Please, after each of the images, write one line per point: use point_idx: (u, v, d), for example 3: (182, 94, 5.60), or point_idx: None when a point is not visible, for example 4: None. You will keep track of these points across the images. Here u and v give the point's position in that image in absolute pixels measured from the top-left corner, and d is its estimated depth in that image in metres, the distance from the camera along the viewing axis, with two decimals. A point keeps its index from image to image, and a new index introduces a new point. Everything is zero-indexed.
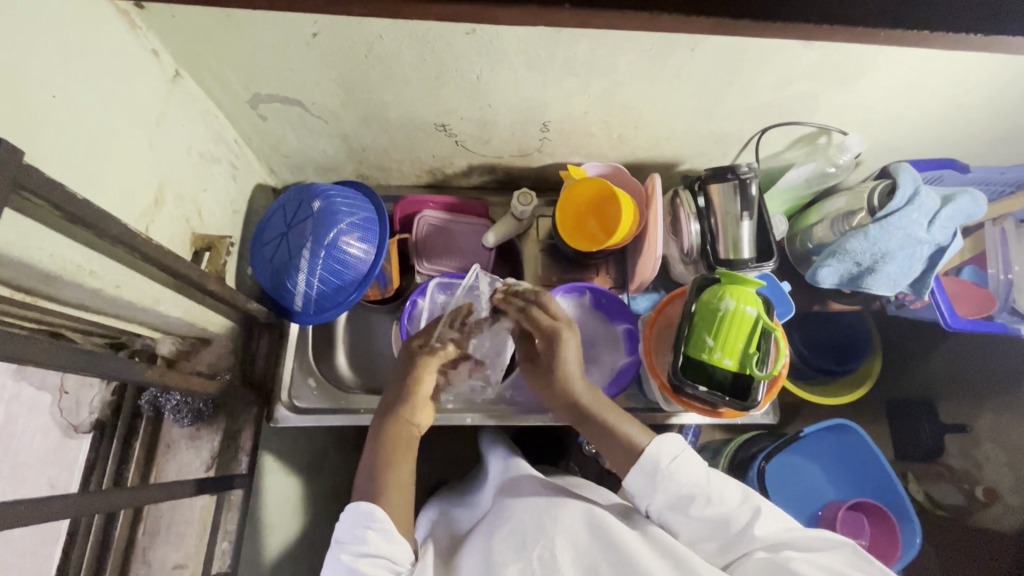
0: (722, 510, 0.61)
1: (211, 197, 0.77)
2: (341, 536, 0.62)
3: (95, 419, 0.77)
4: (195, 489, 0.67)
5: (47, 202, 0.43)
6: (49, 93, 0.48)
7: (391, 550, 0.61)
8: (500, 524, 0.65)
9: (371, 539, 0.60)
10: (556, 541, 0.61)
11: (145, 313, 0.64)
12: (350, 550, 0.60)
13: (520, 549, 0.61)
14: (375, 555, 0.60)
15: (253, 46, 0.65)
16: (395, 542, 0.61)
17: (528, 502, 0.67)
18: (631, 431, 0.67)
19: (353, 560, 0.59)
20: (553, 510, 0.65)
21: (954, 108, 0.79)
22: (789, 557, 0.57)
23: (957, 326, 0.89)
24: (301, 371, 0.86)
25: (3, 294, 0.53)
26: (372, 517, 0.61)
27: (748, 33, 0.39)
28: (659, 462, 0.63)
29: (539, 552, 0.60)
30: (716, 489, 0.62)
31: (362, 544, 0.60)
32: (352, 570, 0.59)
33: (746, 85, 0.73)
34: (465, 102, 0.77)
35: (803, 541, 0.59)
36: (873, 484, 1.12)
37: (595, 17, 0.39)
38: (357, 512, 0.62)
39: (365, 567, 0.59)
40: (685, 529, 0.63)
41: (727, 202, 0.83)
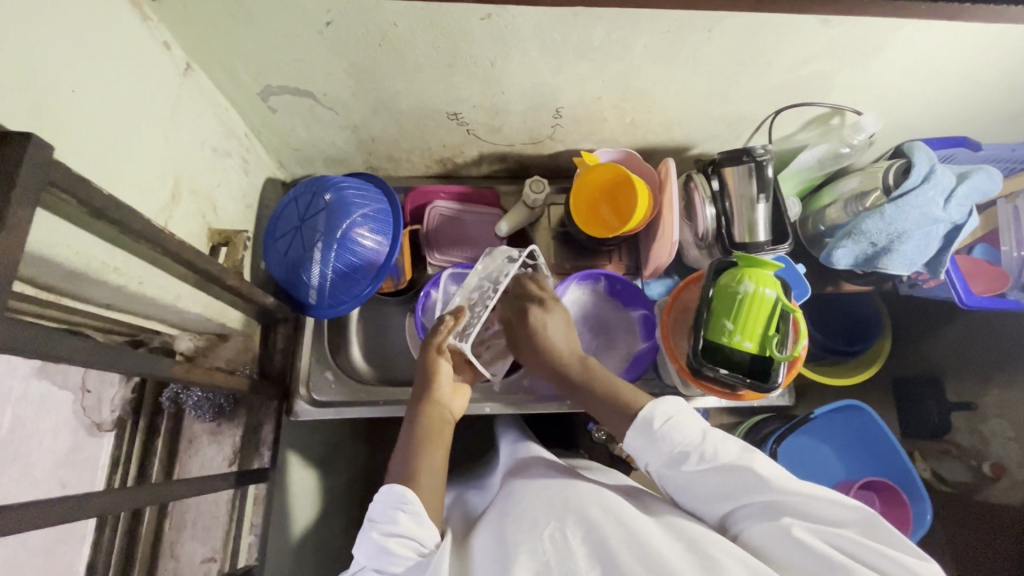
0: (717, 464, 0.60)
1: (224, 191, 0.76)
2: (371, 519, 0.62)
3: (117, 416, 0.76)
4: (221, 485, 0.66)
5: (73, 198, 0.42)
6: (67, 88, 0.48)
7: (420, 533, 0.60)
8: (513, 509, 0.62)
9: (402, 518, 0.60)
10: (569, 522, 0.57)
11: (165, 309, 0.63)
12: (380, 529, 0.60)
13: (531, 531, 0.57)
14: (405, 535, 0.59)
15: (267, 37, 0.64)
16: (423, 526, 0.61)
17: (542, 487, 0.65)
18: (630, 396, 0.70)
19: (382, 538, 0.58)
20: (566, 494, 0.62)
21: (969, 83, 0.78)
22: (792, 524, 0.54)
23: (971, 305, 0.90)
24: (319, 365, 0.88)
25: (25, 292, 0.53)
26: (405, 497, 0.62)
27: None
28: (652, 422, 0.64)
29: (550, 532, 0.56)
30: (713, 445, 0.61)
31: (392, 524, 0.60)
32: (382, 549, 0.58)
33: (761, 66, 0.73)
34: (478, 89, 0.76)
35: (812, 504, 0.55)
36: (885, 464, 1.13)
37: None
38: (389, 495, 0.63)
39: (396, 546, 0.58)
40: (688, 488, 0.62)
41: (742, 185, 0.83)
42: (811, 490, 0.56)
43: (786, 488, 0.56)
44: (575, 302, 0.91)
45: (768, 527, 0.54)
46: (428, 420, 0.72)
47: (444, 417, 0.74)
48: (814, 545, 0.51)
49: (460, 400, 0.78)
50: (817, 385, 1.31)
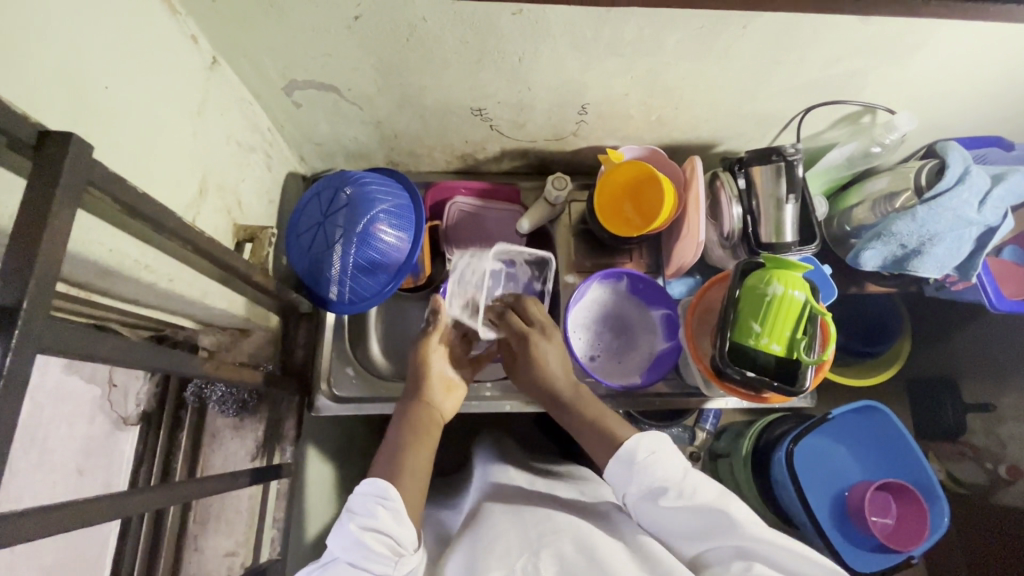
0: (694, 507, 0.58)
1: (249, 186, 0.76)
2: (349, 508, 0.60)
3: (142, 411, 0.78)
4: (246, 481, 0.67)
5: (110, 197, 0.42)
6: (101, 84, 0.47)
7: (398, 531, 0.58)
8: (485, 534, 0.61)
9: (382, 515, 0.58)
10: (542, 555, 0.56)
11: (192, 305, 0.63)
12: (358, 521, 0.58)
13: (503, 559, 0.56)
14: (382, 531, 0.57)
15: (294, 30, 0.63)
16: (403, 524, 0.59)
17: (515, 516, 0.64)
18: (617, 426, 0.69)
19: (359, 531, 0.57)
20: (541, 526, 0.61)
21: (1010, 82, 0.76)
22: (761, 573, 0.52)
23: (1003, 308, 0.88)
24: (340, 361, 0.87)
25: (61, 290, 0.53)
26: (387, 492, 0.60)
27: None
28: (635, 453, 0.63)
29: (522, 564, 0.55)
30: (692, 483, 0.60)
31: (371, 518, 0.58)
32: (358, 542, 0.56)
33: (796, 63, 0.71)
34: (504, 85, 0.75)
35: (783, 555, 0.54)
36: (903, 468, 1.12)
37: None
38: (370, 488, 0.61)
39: (372, 541, 0.56)
40: (662, 526, 0.61)
41: (770, 184, 0.81)
42: (782, 542, 0.54)
43: (759, 538, 0.55)
44: (595, 301, 0.90)
45: (736, 573, 0.53)
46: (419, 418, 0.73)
47: (434, 418, 0.74)
48: None
49: (452, 401, 0.79)
50: (835, 385, 1.30)
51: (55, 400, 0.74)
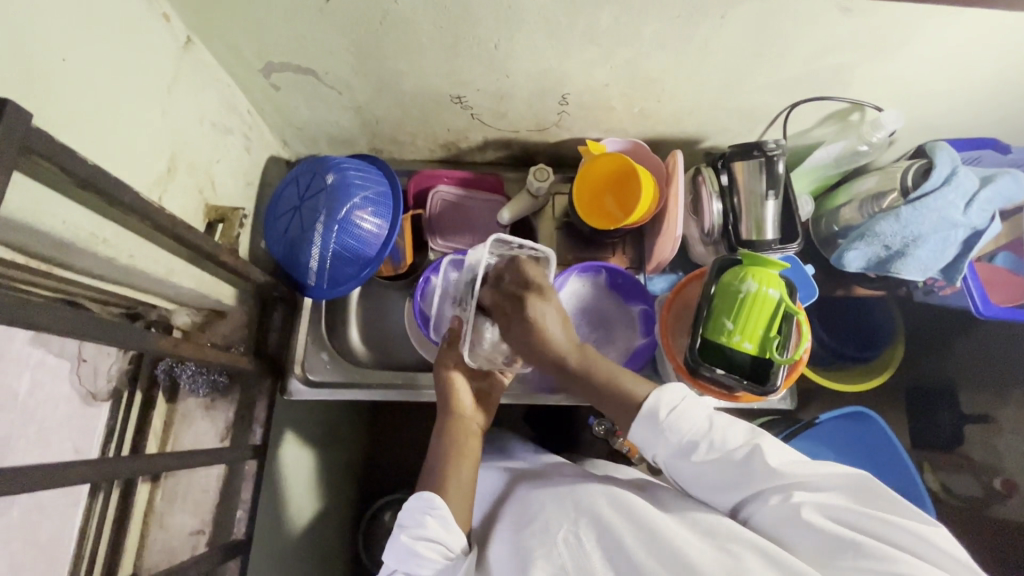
0: (729, 453, 0.58)
1: (224, 167, 0.76)
2: (400, 521, 0.63)
3: (114, 388, 0.74)
4: (210, 460, 0.67)
5: (57, 167, 0.42)
6: (58, 56, 0.47)
7: (447, 537, 0.61)
8: (527, 516, 0.62)
9: (433, 524, 0.61)
10: (582, 525, 0.58)
11: (158, 283, 0.64)
12: (410, 532, 0.60)
13: (544, 536, 0.58)
14: (433, 539, 0.60)
15: (269, 11, 0.63)
16: (453, 532, 0.62)
17: (553, 493, 0.64)
18: (633, 385, 0.67)
19: (412, 541, 0.59)
20: (576, 494, 0.62)
21: (999, 81, 0.74)
22: (801, 502, 0.53)
23: (988, 314, 0.86)
24: (314, 346, 0.88)
25: (16, 261, 0.53)
26: (434, 503, 0.62)
27: None
28: (656, 413, 0.62)
29: (564, 536, 0.57)
30: (720, 432, 0.60)
31: (420, 527, 0.61)
32: (411, 552, 0.59)
33: (777, 56, 0.70)
34: (483, 72, 0.75)
35: (812, 479, 0.55)
36: (889, 471, 1.09)
37: None
38: (417, 500, 0.63)
39: (424, 550, 0.59)
40: (696, 477, 0.60)
41: (751, 180, 0.80)
42: (813, 469, 0.56)
43: (794, 472, 0.56)
44: (574, 294, 0.90)
45: (779, 509, 0.54)
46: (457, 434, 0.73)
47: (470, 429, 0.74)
48: (824, 526, 0.51)
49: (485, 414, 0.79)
50: (824, 390, 1.28)
51: None
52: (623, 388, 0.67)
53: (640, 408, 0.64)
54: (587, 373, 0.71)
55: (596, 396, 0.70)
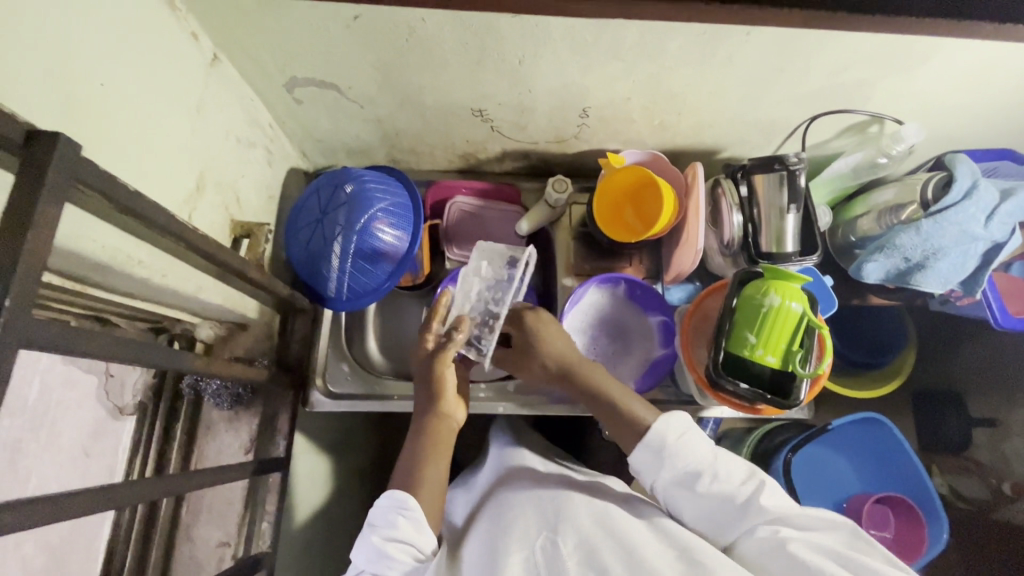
0: (725, 488, 0.59)
1: (248, 182, 0.76)
2: (371, 521, 0.61)
3: (138, 401, 0.78)
4: (238, 475, 0.67)
5: (100, 196, 0.42)
6: (97, 81, 0.48)
7: (418, 539, 0.59)
8: (507, 517, 0.62)
9: (404, 525, 0.60)
10: (561, 531, 0.57)
11: (188, 300, 0.64)
12: (380, 533, 0.59)
13: (523, 539, 0.57)
14: (403, 540, 0.59)
15: (296, 29, 0.63)
16: (423, 533, 0.60)
17: (535, 500, 0.64)
18: (637, 406, 0.68)
19: (382, 542, 0.58)
20: (557, 505, 0.62)
21: (1020, 96, 0.74)
22: (790, 540, 0.54)
23: (1007, 326, 0.87)
24: (336, 357, 0.89)
25: (59, 282, 0.53)
26: (407, 503, 0.61)
27: None
28: (664, 439, 0.62)
29: (542, 542, 0.56)
30: (723, 465, 0.60)
31: (392, 529, 0.59)
32: (381, 553, 0.57)
33: (801, 71, 0.70)
34: (505, 86, 0.75)
35: (803, 520, 0.56)
36: (898, 479, 1.10)
37: None
38: (389, 500, 0.62)
39: (393, 551, 0.57)
40: (691, 508, 0.61)
41: (772, 193, 0.80)
42: (807, 512, 0.56)
43: (787, 512, 0.56)
44: (593, 305, 0.90)
45: (769, 544, 0.54)
46: (433, 431, 0.70)
47: (451, 428, 0.72)
48: (812, 563, 0.51)
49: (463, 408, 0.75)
50: (836, 396, 1.29)
51: (62, 384, 0.73)
52: (627, 407, 0.69)
53: (644, 435, 0.64)
54: (594, 390, 0.72)
55: (603, 412, 0.71)
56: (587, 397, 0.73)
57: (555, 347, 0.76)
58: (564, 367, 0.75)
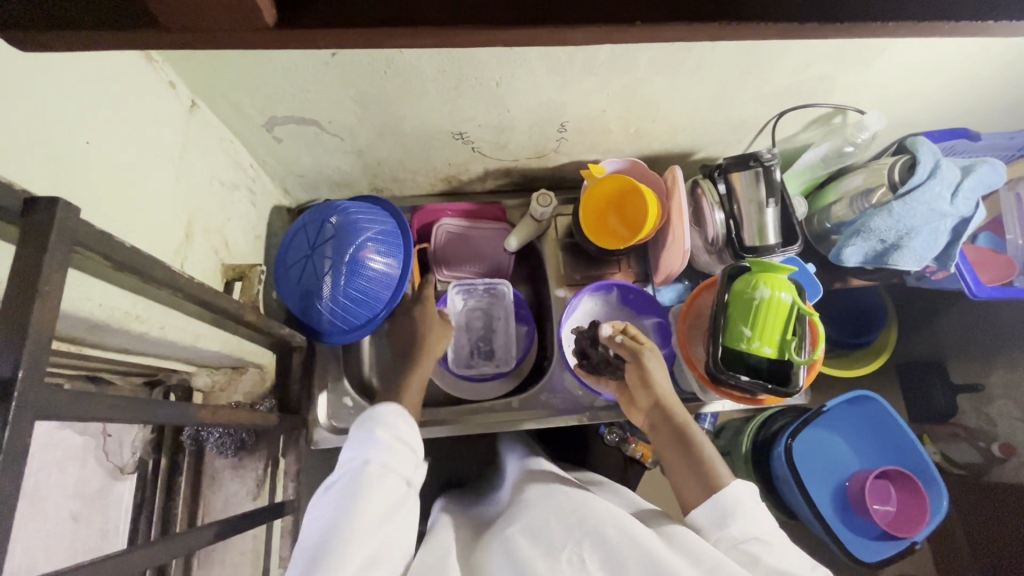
0: None
1: (235, 225, 0.76)
2: (370, 417, 0.64)
3: (138, 458, 0.77)
4: (251, 523, 0.66)
5: (99, 255, 0.41)
6: (82, 139, 0.47)
7: (415, 446, 0.63)
8: (525, 525, 0.59)
9: (406, 430, 0.63)
10: (586, 545, 0.54)
11: (185, 350, 0.63)
12: (386, 430, 0.62)
13: (546, 553, 0.54)
14: (404, 443, 0.62)
15: (275, 70, 0.63)
16: (419, 444, 0.64)
17: (554, 504, 0.61)
18: (717, 466, 0.64)
19: (387, 438, 0.61)
20: (578, 511, 0.58)
21: (968, 79, 0.79)
22: None
23: (982, 295, 0.90)
24: (337, 393, 0.86)
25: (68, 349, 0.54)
26: (409, 417, 0.65)
27: (833, 36, 0.38)
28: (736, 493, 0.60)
29: (567, 555, 0.54)
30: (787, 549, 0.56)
31: (396, 429, 0.62)
32: (385, 445, 0.60)
33: (766, 72, 0.73)
34: (483, 108, 0.76)
35: None
36: (898, 455, 1.12)
37: (662, 32, 0.38)
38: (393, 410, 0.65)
39: (397, 448, 0.61)
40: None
41: (749, 190, 0.83)
42: None
43: None
44: (588, 313, 0.91)
45: None
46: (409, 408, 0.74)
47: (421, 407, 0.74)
48: None
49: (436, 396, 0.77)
50: (826, 378, 1.32)
51: None
52: (704, 463, 0.65)
53: (712, 494, 0.61)
54: (676, 440, 0.68)
55: (675, 460, 0.67)
56: (666, 444, 0.69)
57: (659, 386, 0.71)
58: (659, 406, 0.70)
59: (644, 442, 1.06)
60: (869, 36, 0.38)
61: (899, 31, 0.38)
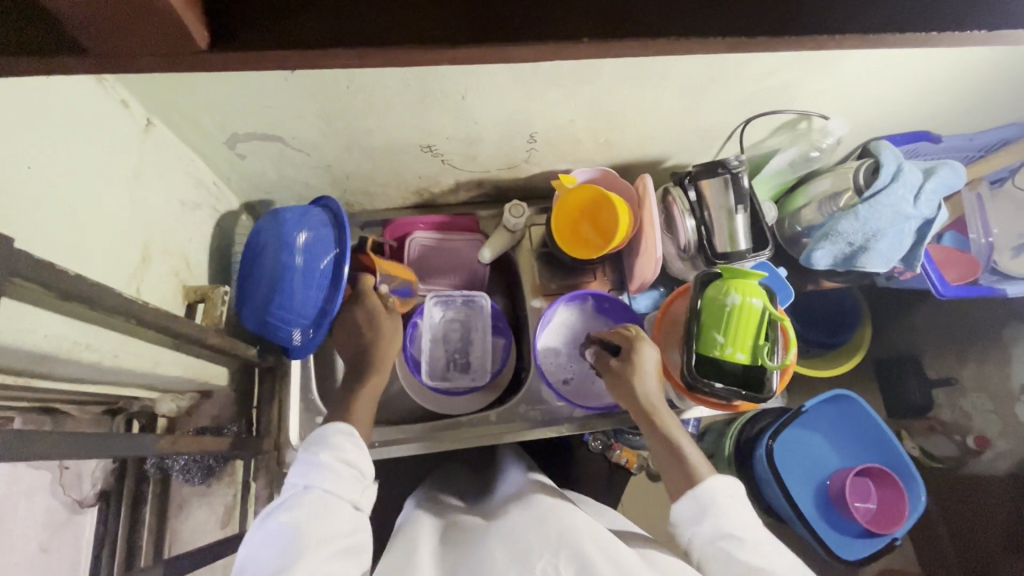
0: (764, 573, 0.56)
1: (196, 245, 0.74)
2: (310, 445, 0.62)
3: (99, 490, 0.73)
4: (218, 554, 0.64)
5: (40, 286, 0.39)
6: (23, 164, 0.45)
7: (360, 462, 0.61)
8: (504, 540, 0.57)
9: (349, 448, 0.61)
10: (563, 557, 0.53)
11: (145, 377, 0.61)
12: (328, 452, 0.60)
13: (523, 562, 0.53)
14: (348, 461, 0.60)
15: (234, 88, 0.62)
16: (364, 456, 0.62)
17: (535, 519, 0.60)
18: (698, 461, 0.64)
19: (329, 460, 0.59)
20: (559, 527, 0.57)
21: (926, 85, 0.81)
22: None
23: (948, 294, 0.92)
24: (308, 414, 0.80)
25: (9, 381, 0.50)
26: (352, 432, 0.63)
27: (782, 49, 0.39)
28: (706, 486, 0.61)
29: (543, 566, 0.53)
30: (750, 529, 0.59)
31: (339, 450, 0.61)
32: (323, 466, 0.58)
33: (729, 81, 0.74)
34: (450, 121, 0.75)
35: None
36: (876, 451, 1.13)
37: (615, 49, 0.38)
38: (332, 430, 0.63)
39: (339, 468, 0.59)
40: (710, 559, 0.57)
41: (720, 197, 0.83)
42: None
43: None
44: (564, 324, 0.90)
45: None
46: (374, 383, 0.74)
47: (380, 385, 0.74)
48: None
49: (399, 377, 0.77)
50: (804, 378, 1.34)
51: None
52: (686, 458, 0.65)
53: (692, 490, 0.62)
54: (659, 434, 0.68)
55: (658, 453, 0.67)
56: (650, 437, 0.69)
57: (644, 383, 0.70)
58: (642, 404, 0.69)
59: (626, 448, 1.06)
60: (817, 49, 0.38)
61: (845, 45, 0.38)
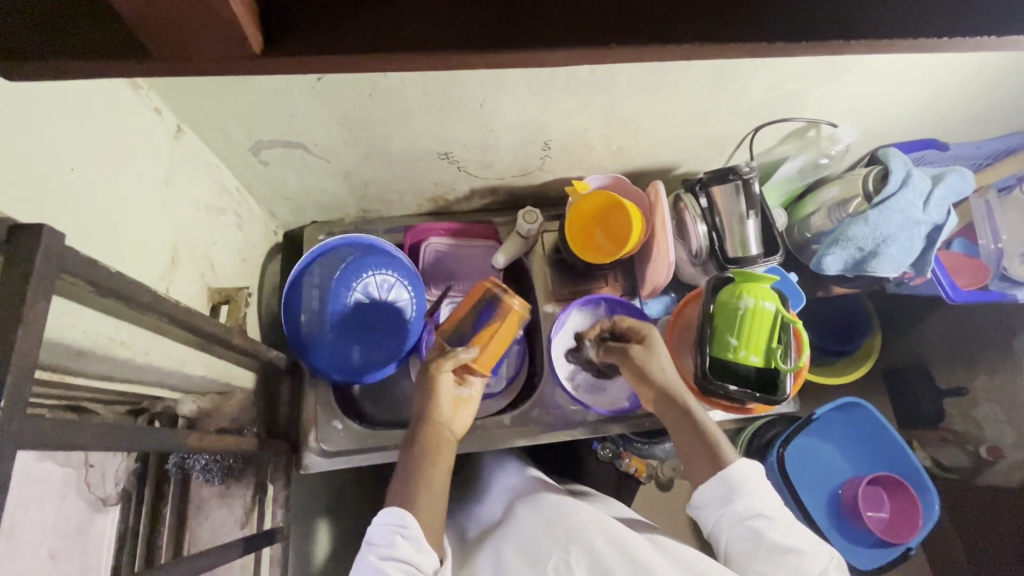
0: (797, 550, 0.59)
1: (220, 248, 0.76)
2: (369, 540, 0.59)
3: (122, 489, 0.73)
4: (238, 552, 0.65)
5: (85, 281, 0.41)
6: (67, 166, 0.47)
7: (416, 559, 0.57)
8: (513, 538, 0.61)
9: (401, 544, 0.57)
10: (572, 550, 0.57)
11: (171, 375, 0.62)
12: (377, 552, 0.58)
13: (535, 560, 0.57)
14: (402, 559, 0.57)
15: (262, 95, 0.64)
16: (423, 552, 0.58)
17: (537, 512, 0.64)
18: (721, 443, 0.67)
19: (380, 562, 0.56)
20: (563, 520, 0.61)
21: (934, 93, 0.83)
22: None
23: (959, 300, 0.93)
24: (327, 416, 0.85)
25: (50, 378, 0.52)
26: (405, 521, 0.59)
27: (801, 52, 0.40)
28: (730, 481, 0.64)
29: (555, 562, 0.57)
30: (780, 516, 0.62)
31: (388, 546, 0.57)
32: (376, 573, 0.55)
33: (740, 90, 0.76)
34: (468, 129, 0.77)
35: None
36: (889, 459, 1.13)
37: (642, 52, 0.39)
38: (388, 517, 0.60)
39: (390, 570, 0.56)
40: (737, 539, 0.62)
41: (730, 202, 0.85)
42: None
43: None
44: (577, 328, 0.91)
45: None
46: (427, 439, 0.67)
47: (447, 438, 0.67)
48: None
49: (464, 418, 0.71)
50: (814, 386, 1.34)
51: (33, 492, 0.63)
52: (709, 440, 0.67)
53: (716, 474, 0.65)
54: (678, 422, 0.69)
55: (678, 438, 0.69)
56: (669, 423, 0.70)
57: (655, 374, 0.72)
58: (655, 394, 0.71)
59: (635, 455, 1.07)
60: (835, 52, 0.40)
61: (862, 48, 0.40)
